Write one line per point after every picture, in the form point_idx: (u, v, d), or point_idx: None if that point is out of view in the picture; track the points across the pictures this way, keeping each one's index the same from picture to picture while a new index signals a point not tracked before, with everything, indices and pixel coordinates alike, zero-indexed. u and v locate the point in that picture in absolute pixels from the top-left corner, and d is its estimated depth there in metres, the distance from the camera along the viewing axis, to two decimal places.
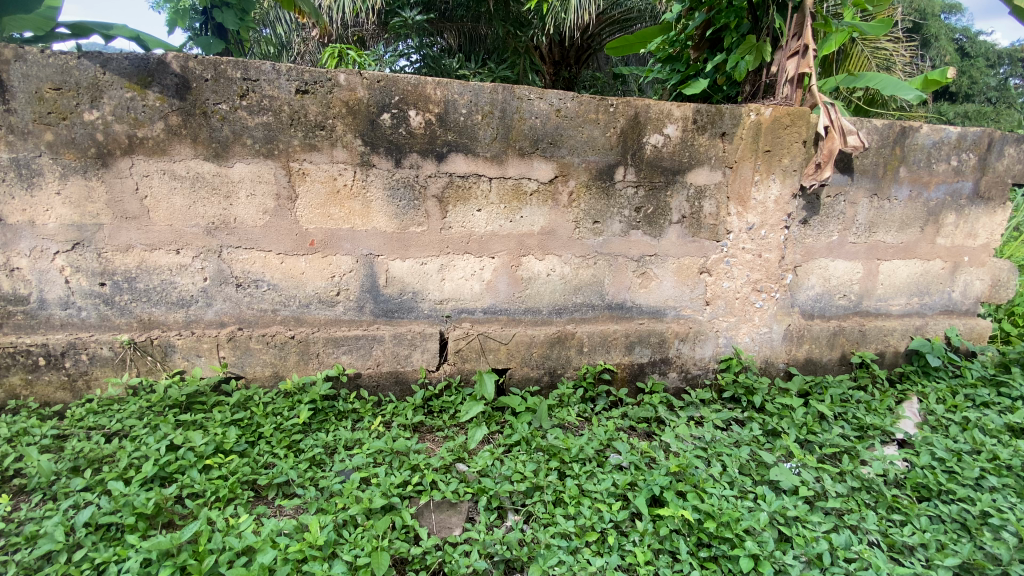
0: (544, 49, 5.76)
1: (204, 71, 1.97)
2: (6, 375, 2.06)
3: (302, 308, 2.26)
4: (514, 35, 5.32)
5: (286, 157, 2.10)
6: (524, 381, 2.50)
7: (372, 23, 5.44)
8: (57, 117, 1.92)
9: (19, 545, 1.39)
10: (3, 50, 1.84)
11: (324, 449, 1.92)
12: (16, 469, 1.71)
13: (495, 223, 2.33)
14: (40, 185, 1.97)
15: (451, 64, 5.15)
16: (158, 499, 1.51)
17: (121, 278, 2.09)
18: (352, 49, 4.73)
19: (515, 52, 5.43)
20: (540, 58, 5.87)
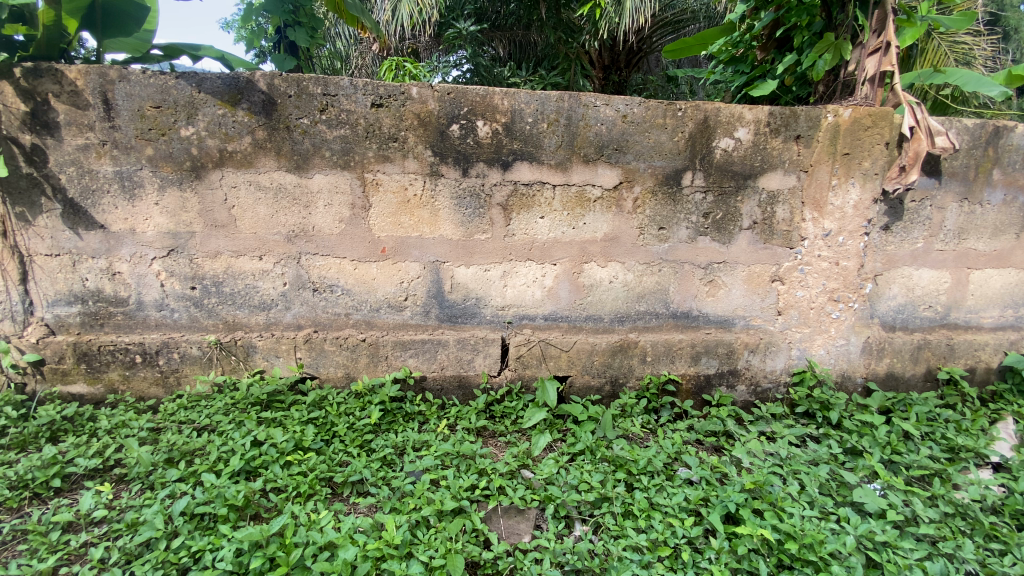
0: (594, 54, 5.70)
1: (288, 88, 2.08)
2: (107, 371, 2.24)
3: (373, 313, 2.35)
4: (564, 42, 5.25)
5: (361, 168, 2.18)
6: (585, 389, 2.47)
7: (427, 35, 5.68)
8: (157, 132, 2.08)
9: (122, 531, 1.49)
10: (110, 72, 2.01)
11: (394, 450, 1.97)
12: (117, 458, 1.85)
13: (558, 230, 2.32)
14: (141, 197, 2.14)
15: (502, 73, 5.17)
16: (245, 492, 1.60)
17: (210, 282, 2.24)
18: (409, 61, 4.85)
19: (567, 58, 5.37)
20: (590, 63, 5.81)
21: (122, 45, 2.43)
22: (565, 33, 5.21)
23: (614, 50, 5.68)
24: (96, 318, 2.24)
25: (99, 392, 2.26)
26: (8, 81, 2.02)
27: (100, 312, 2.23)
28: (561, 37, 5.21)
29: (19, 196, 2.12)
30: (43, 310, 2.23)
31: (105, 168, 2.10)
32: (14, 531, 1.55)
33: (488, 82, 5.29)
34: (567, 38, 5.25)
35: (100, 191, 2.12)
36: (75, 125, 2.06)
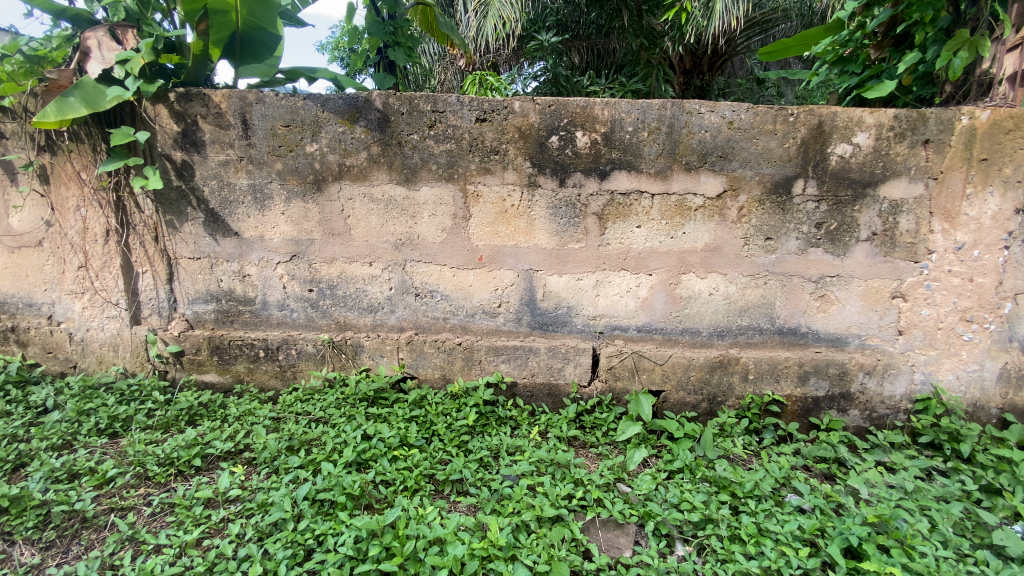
0: (675, 58, 5.41)
1: (401, 106, 2.22)
2: (235, 363, 2.49)
3: (468, 318, 2.42)
4: (647, 48, 5.02)
5: (464, 180, 2.28)
6: (680, 405, 2.39)
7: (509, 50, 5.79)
8: (286, 149, 2.29)
9: (254, 510, 1.64)
10: (249, 95, 2.24)
11: (490, 453, 2.02)
12: (246, 443, 2.04)
13: (655, 240, 2.27)
14: (270, 207, 2.36)
15: (581, 81, 5.02)
16: (360, 483, 1.71)
17: (325, 285, 2.43)
18: (491, 74, 4.78)
19: (648, 63, 5.10)
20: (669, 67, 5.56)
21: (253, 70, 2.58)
22: (646, 41, 4.97)
23: (696, 53, 5.40)
24: (227, 316, 2.49)
25: (227, 382, 2.51)
26: (165, 106, 2.30)
27: (231, 310, 2.48)
28: (643, 44, 5.00)
29: (169, 206, 2.41)
30: (184, 306, 2.51)
31: (241, 182, 2.34)
32: (163, 503, 1.73)
33: (567, 91, 5.12)
34: (649, 45, 5.00)
35: (236, 202, 2.37)
36: (218, 143, 2.31)
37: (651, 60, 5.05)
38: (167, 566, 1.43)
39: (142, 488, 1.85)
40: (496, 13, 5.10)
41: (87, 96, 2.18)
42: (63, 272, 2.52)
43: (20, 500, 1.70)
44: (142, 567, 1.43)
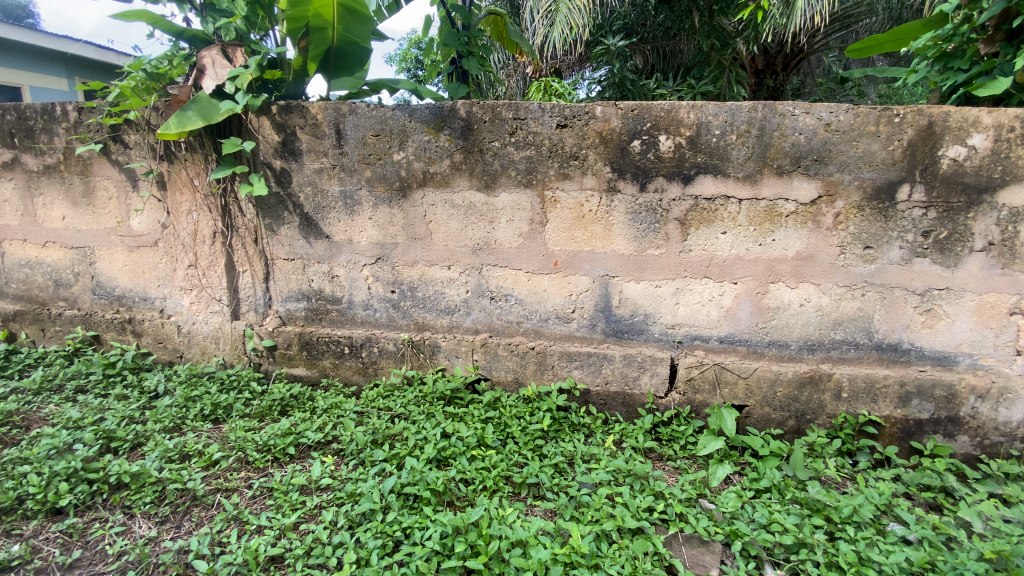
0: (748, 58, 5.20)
1: (484, 114, 2.28)
2: (322, 358, 2.65)
3: (542, 322, 2.44)
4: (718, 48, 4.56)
5: (542, 186, 2.29)
6: (764, 421, 2.29)
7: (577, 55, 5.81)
8: (375, 157, 2.41)
9: (344, 499, 1.74)
10: (343, 106, 2.38)
11: (566, 459, 2.01)
12: (334, 435, 2.16)
13: (742, 247, 2.19)
14: (359, 212, 2.49)
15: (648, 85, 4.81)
16: (443, 480, 1.76)
17: (407, 287, 2.53)
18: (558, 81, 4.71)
19: (719, 65, 4.62)
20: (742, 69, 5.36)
21: (344, 83, 2.69)
22: (719, 41, 4.58)
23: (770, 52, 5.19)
24: (317, 314, 2.66)
25: (314, 376, 2.68)
26: (267, 118, 2.48)
27: (320, 308, 2.65)
28: (714, 45, 4.59)
29: (269, 211, 2.59)
30: (278, 304, 2.70)
31: (333, 188, 2.49)
32: (262, 487, 1.86)
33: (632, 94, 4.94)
34: (721, 45, 4.61)
35: (328, 208, 2.52)
36: (314, 152, 2.47)
37: (722, 61, 4.57)
38: (270, 547, 1.53)
39: (243, 472, 1.99)
40: (563, 18, 4.90)
41: (202, 109, 2.39)
42: (174, 270, 2.77)
43: (139, 476, 1.88)
44: (248, 545, 1.53)
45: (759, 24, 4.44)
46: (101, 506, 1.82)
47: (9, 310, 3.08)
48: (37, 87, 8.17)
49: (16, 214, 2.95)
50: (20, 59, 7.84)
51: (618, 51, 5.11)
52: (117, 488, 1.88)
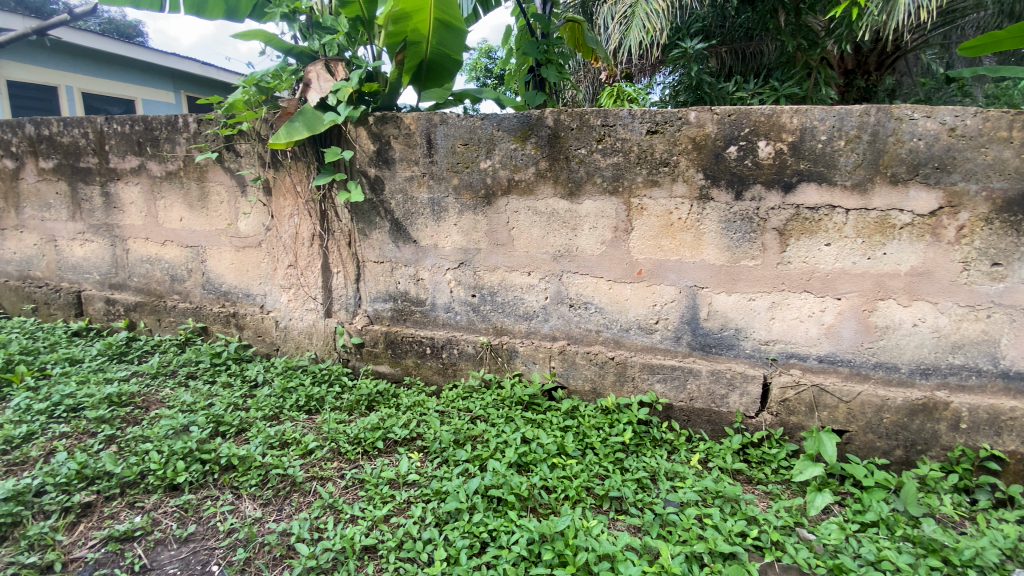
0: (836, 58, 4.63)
1: (572, 121, 2.28)
2: (406, 357, 2.76)
3: (622, 332, 2.40)
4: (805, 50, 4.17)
5: (629, 193, 2.26)
6: (867, 449, 2.13)
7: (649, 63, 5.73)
8: (463, 165, 2.48)
9: (431, 497, 1.80)
10: (434, 116, 2.47)
11: (649, 475, 1.96)
12: (417, 433, 2.24)
13: (847, 260, 2.05)
14: (445, 218, 2.57)
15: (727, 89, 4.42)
16: (526, 485, 1.78)
17: (487, 292, 2.58)
18: (628, 85, 4.60)
19: (806, 67, 4.25)
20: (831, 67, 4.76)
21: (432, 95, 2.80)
22: (805, 41, 4.12)
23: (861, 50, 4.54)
24: (402, 314, 2.77)
25: (397, 373, 2.80)
26: (365, 128, 2.62)
27: (405, 309, 2.76)
28: (801, 44, 4.16)
29: (362, 216, 2.74)
30: (367, 304, 2.84)
31: (422, 196, 2.59)
32: (354, 479, 1.96)
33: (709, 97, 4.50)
34: (808, 44, 4.15)
35: (416, 214, 2.62)
36: (406, 160, 2.58)
37: (810, 62, 4.18)
38: (364, 537, 1.61)
39: (336, 462, 2.11)
40: (641, 22, 4.47)
41: (308, 120, 2.56)
42: (275, 269, 2.99)
43: (246, 460, 2.04)
44: (344, 533, 1.62)
45: (853, 22, 3.76)
46: (213, 485, 1.98)
47: (131, 301, 3.44)
48: (149, 100, 9.11)
49: (141, 215, 3.29)
50: (132, 74, 8.77)
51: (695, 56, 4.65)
52: (226, 469, 2.05)
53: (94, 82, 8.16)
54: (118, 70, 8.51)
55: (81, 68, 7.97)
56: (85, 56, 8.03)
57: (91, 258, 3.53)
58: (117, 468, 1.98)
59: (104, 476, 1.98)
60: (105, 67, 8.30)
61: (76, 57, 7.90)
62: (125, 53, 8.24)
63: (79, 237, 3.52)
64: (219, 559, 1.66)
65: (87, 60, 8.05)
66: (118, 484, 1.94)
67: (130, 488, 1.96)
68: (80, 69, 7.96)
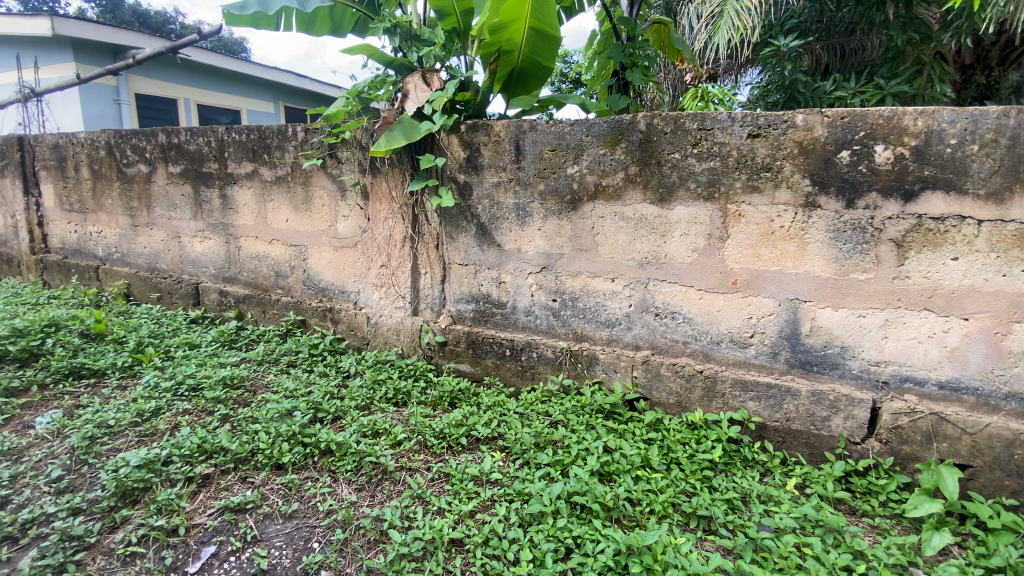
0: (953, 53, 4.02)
1: (666, 125, 2.23)
2: (486, 358, 2.82)
3: (712, 345, 2.31)
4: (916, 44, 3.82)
5: (725, 200, 2.18)
6: (992, 488, 1.90)
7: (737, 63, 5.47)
8: (550, 171, 2.50)
9: (514, 497, 1.85)
10: (524, 123, 2.51)
11: (740, 496, 1.87)
12: (498, 433, 2.28)
13: (978, 276, 1.84)
14: (529, 223, 2.61)
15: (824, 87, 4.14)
16: (612, 495, 1.77)
17: (569, 297, 2.58)
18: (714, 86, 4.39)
19: (918, 62, 3.87)
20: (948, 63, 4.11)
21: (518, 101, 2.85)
22: (917, 35, 3.77)
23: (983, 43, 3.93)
24: (483, 316, 2.83)
25: (477, 373, 2.86)
26: (457, 136, 2.72)
27: (487, 311, 2.82)
28: (911, 39, 3.82)
29: (450, 220, 2.84)
30: (451, 304, 2.94)
31: (508, 201, 2.64)
32: (440, 473, 2.04)
33: (803, 98, 4.24)
34: (921, 39, 3.80)
35: (502, 218, 2.68)
36: (494, 166, 2.64)
37: (922, 57, 3.82)
38: (452, 529, 1.67)
39: (422, 454, 2.20)
40: (732, 20, 4.18)
41: (406, 129, 2.69)
42: (369, 268, 3.17)
43: (342, 446, 2.18)
44: (433, 524, 1.69)
45: (975, 14, 3.34)
46: (313, 467, 2.13)
47: (241, 293, 3.77)
48: (253, 110, 9.98)
49: (252, 216, 3.61)
50: (238, 86, 9.65)
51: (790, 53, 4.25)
52: (324, 453, 2.20)
53: (208, 95, 9.08)
54: (227, 84, 9.39)
55: (197, 82, 8.89)
56: (201, 72, 8.94)
57: (208, 254, 3.92)
58: (232, 445, 2.18)
59: (220, 450, 2.19)
60: (217, 82, 9.20)
61: (194, 73, 8.81)
62: (234, 68, 9.08)
63: (199, 235, 3.92)
64: (320, 537, 1.78)
65: (201, 75, 8.95)
66: (232, 459, 2.14)
67: (242, 464, 2.15)
68: (196, 83, 8.88)
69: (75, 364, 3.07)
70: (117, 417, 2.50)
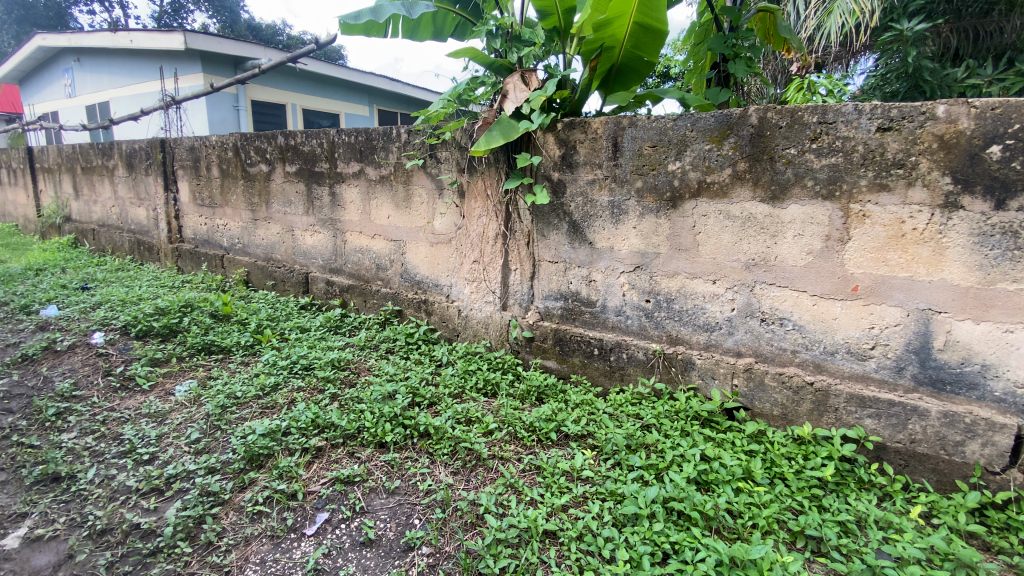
0: None
1: (781, 119, 2.11)
2: (573, 356, 2.82)
3: (825, 355, 2.15)
4: None
5: (847, 199, 2.02)
6: None
7: None
8: (649, 168, 2.45)
9: (607, 496, 1.85)
10: (624, 120, 2.48)
11: (855, 519, 1.73)
12: (587, 432, 2.28)
13: None
14: (624, 221, 2.57)
15: (956, 74, 3.72)
16: (711, 504, 1.72)
17: (664, 298, 2.51)
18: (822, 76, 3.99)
19: None
20: None
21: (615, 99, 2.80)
22: None
23: None
24: (572, 314, 2.84)
25: (564, 370, 2.88)
26: (553, 134, 2.74)
27: (576, 309, 2.82)
28: None
29: (542, 218, 2.86)
30: (539, 301, 2.97)
31: (603, 198, 2.62)
32: (531, 465, 2.08)
33: (930, 87, 3.74)
34: None
35: (595, 216, 2.66)
36: (590, 164, 2.63)
37: None
38: (546, 521, 1.72)
39: (513, 445, 2.26)
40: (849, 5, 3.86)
41: (505, 129, 2.74)
42: (463, 263, 3.28)
43: (439, 430, 2.29)
44: (528, 514, 1.75)
45: None
46: (412, 448, 2.26)
47: (345, 283, 4.05)
48: (350, 114, 10.71)
49: (358, 213, 3.86)
50: (337, 92, 10.38)
51: (916, 39, 3.77)
52: (422, 436, 2.32)
53: (311, 99, 9.89)
54: (327, 90, 10.15)
55: (302, 88, 9.71)
56: (307, 80, 9.75)
57: (317, 247, 4.26)
58: (341, 422, 2.37)
59: (331, 426, 2.39)
60: (318, 88, 9.99)
61: (300, 81, 9.63)
62: (337, 74, 9.77)
63: (310, 229, 4.27)
64: (420, 514, 1.89)
65: (305, 82, 9.75)
66: (341, 435, 2.32)
67: (350, 439, 2.33)
68: (302, 90, 9.69)
69: (207, 341, 3.47)
70: (243, 390, 2.80)
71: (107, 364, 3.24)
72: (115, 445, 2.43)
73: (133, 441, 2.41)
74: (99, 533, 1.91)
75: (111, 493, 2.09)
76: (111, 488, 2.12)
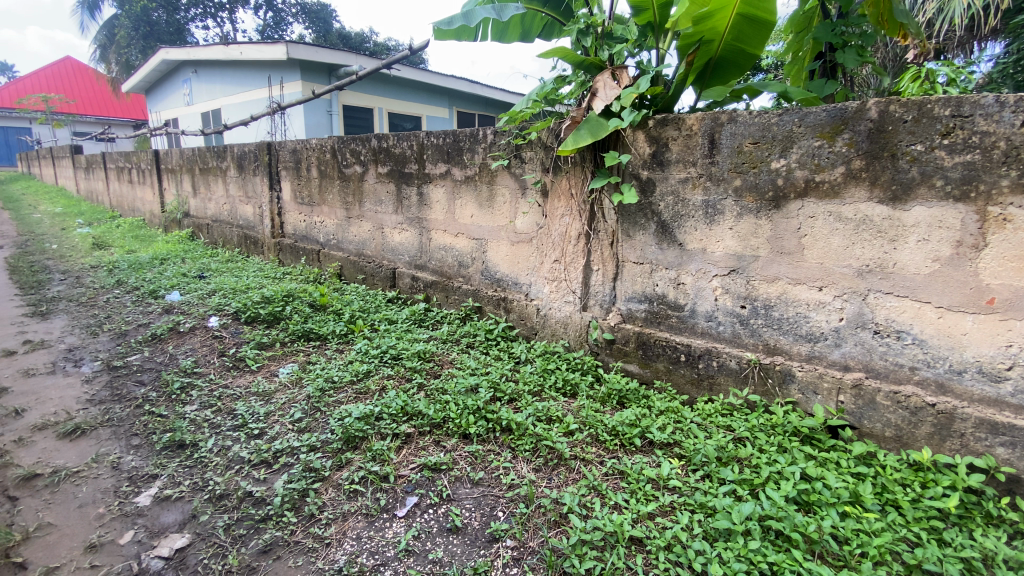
0: None
1: (906, 112, 1.92)
2: (657, 361, 2.75)
3: (951, 374, 1.94)
4: None
5: (985, 201, 1.80)
6: None
7: None
8: (749, 166, 2.33)
9: (696, 508, 1.79)
10: (722, 115, 2.37)
11: (981, 557, 1.54)
12: (673, 440, 2.21)
13: None
14: (718, 222, 2.46)
15: None
16: (815, 527, 1.62)
17: (761, 304, 2.38)
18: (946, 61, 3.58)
19: None
20: None
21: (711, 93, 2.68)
22: None
23: None
24: (657, 317, 2.76)
25: (646, 375, 2.81)
26: (643, 132, 2.67)
27: (661, 312, 2.74)
28: None
29: (629, 218, 2.81)
30: (622, 303, 2.92)
31: (696, 198, 2.53)
32: (614, 469, 2.06)
33: None
34: None
35: (687, 216, 2.57)
36: (682, 162, 2.55)
37: None
38: (632, 527, 1.70)
39: (595, 447, 2.24)
40: None
41: (593, 127, 2.70)
42: (543, 263, 3.30)
43: (521, 426, 2.33)
44: (613, 518, 1.74)
45: None
46: (495, 442, 2.31)
47: (429, 279, 4.20)
48: (433, 117, 11.17)
49: (444, 212, 3.99)
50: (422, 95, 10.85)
51: None
52: (504, 430, 2.37)
53: (397, 103, 10.42)
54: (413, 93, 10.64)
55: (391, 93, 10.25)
56: (395, 85, 10.29)
57: (404, 244, 4.45)
58: (428, 411, 2.47)
59: (418, 414, 2.49)
60: (405, 91, 10.48)
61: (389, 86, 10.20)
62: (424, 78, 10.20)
63: (399, 227, 4.48)
64: (504, 507, 1.93)
65: (393, 87, 10.26)
66: (428, 423, 2.42)
67: (435, 428, 2.42)
68: (390, 94, 10.24)
69: (306, 329, 3.74)
70: (339, 375, 3.00)
71: (221, 345, 3.60)
72: (229, 419, 2.69)
73: (244, 417, 2.67)
74: (218, 497, 2.14)
75: (227, 462, 2.32)
76: (227, 458, 2.36)
